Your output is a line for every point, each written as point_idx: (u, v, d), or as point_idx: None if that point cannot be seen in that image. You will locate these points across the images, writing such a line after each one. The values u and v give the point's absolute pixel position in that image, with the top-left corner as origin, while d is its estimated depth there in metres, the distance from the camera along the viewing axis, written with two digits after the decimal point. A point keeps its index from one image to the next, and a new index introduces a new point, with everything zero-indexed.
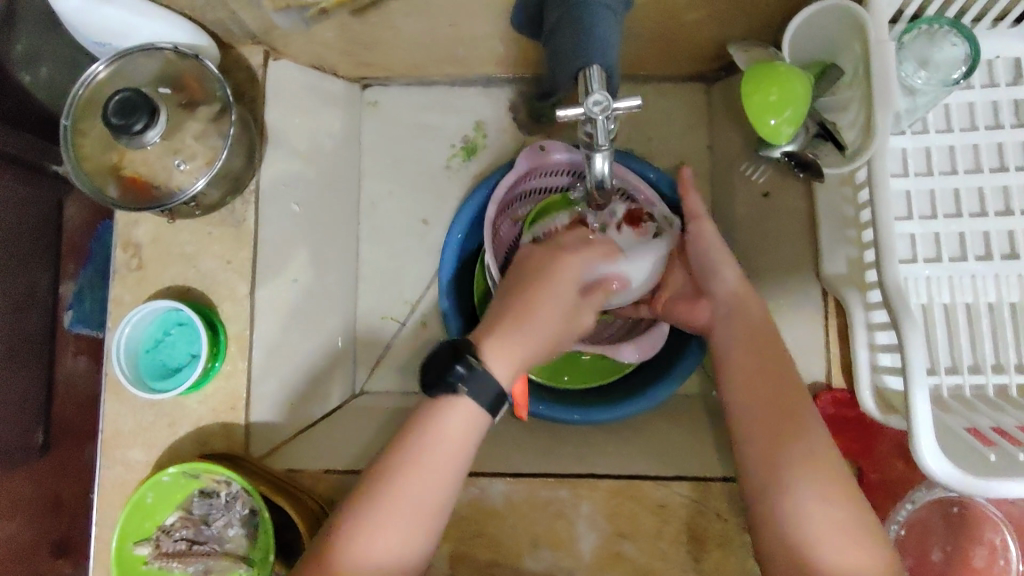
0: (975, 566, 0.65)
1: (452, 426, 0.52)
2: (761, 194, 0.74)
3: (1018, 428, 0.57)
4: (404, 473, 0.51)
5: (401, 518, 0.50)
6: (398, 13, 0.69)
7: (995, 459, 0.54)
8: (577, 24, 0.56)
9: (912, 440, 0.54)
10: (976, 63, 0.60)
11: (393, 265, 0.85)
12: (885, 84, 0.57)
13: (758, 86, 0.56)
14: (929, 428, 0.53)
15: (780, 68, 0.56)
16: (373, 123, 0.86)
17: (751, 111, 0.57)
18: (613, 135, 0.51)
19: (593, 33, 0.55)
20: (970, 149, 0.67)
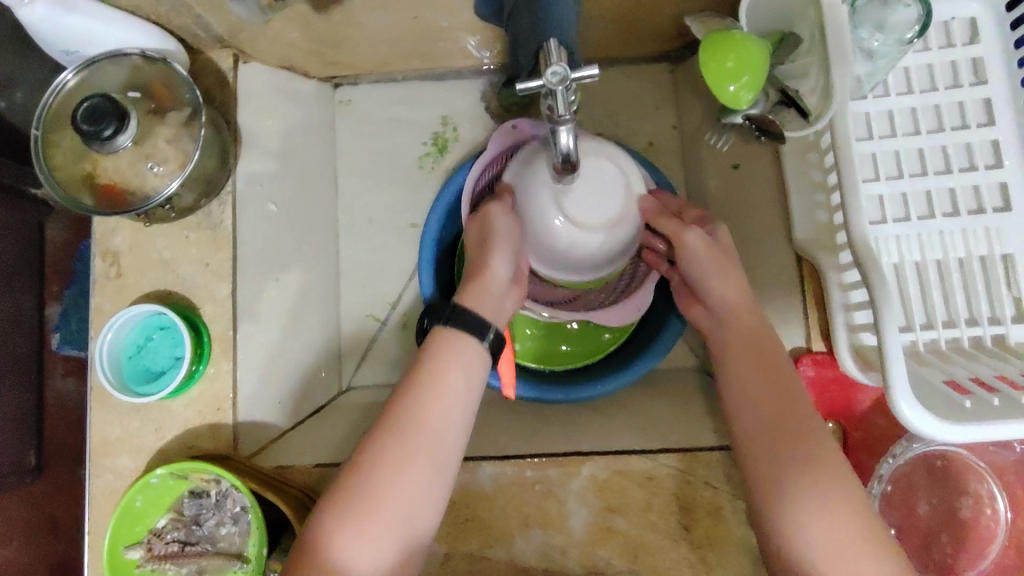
0: (967, 518, 0.65)
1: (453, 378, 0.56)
2: (731, 165, 0.75)
3: (996, 378, 0.58)
4: (421, 407, 0.54)
5: (412, 464, 0.53)
6: (362, 9, 0.69)
7: (969, 407, 0.55)
8: (533, 9, 0.57)
9: (887, 394, 0.54)
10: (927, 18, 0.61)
11: (374, 262, 0.86)
12: (840, 48, 0.57)
13: (715, 54, 0.56)
14: (904, 379, 0.53)
15: (735, 36, 0.56)
16: (345, 122, 0.87)
17: (710, 81, 0.57)
18: (574, 106, 0.52)
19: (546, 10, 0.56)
20: (932, 110, 0.68)
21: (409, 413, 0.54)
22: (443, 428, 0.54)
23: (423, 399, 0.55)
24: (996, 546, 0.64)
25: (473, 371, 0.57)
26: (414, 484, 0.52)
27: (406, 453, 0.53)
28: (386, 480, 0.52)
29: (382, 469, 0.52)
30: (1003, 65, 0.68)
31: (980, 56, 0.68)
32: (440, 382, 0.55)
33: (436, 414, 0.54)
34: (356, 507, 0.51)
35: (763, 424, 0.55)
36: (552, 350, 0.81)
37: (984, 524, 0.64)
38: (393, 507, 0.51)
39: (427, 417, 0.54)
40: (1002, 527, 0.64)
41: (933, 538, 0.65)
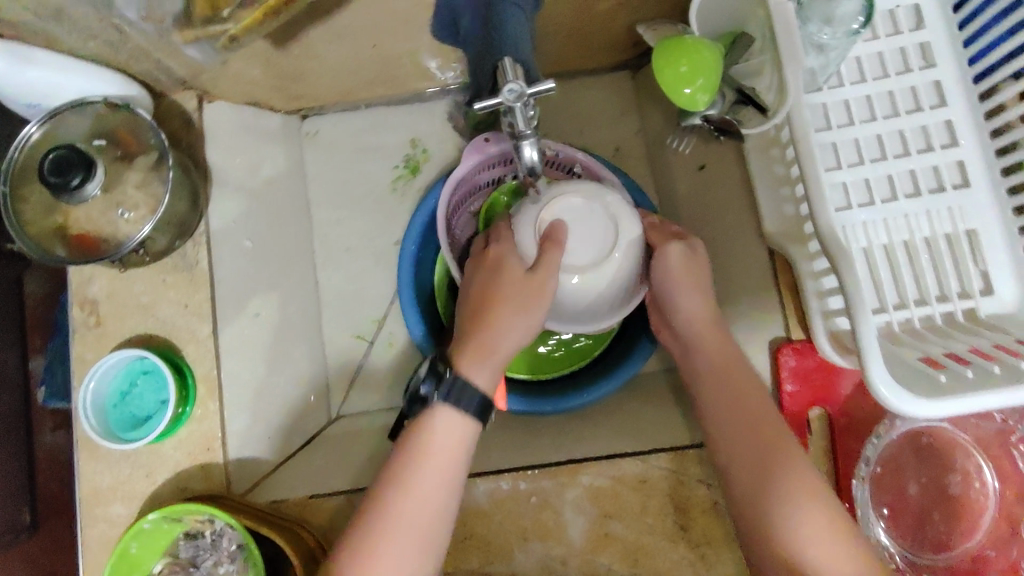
0: (958, 495, 0.66)
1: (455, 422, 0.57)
2: (697, 167, 0.77)
3: (969, 351, 0.59)
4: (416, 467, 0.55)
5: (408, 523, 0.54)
6: (320, 41, 0.70)
7: (944, 381, 0.56)
8: (490, 28, 0.57)
9: (864, 373, 0.55)
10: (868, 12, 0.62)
11: (353, 290, 0.85)
12: (790, 43, 0.58)
13: (669, 59, 0.57)
14: (878, 357, 0.54)
15: (688, 40, 0.57)
16: (315, 153, 0.87)
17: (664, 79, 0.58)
18: (534, 121, 0.53)
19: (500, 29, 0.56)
20: (886, 96, 0.70)
21: (407, 475, 0.55)
22: (436, 488, 0.55)
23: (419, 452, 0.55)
24: (989, 517, 0.65)
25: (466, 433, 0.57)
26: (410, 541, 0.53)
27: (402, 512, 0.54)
28: (386, 536, 0.53)
29: (383, 521, 0.53)
30: (950, 47, 0.69)
31: (927, 40, 0.70)
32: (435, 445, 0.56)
33: (431, 473, 0.55)
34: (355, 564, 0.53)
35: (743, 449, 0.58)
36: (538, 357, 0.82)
37: (975, 498, 0.65)
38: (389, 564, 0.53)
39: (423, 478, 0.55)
40: (993, 499, 0.65)
41: (927, 517, 0.66)
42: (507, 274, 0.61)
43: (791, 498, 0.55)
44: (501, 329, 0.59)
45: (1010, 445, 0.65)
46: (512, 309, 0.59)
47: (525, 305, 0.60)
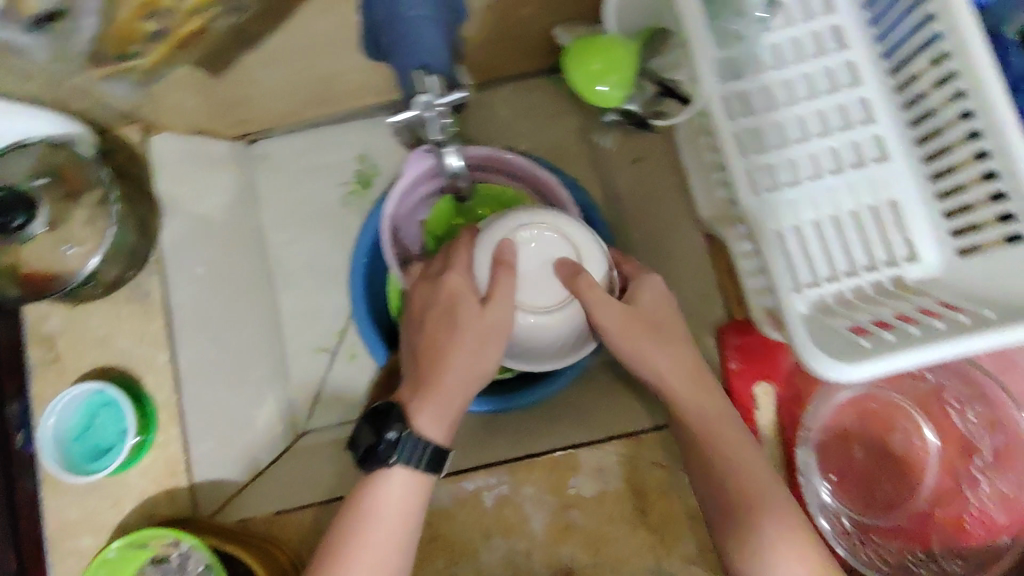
0: (900, 456, 0.68)
1: (399, 484, 0.58)
2: (632, 160, 0.82)
3: (895, 317, 0.62)
4: (365, 523, 0.57)
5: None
6: (255, 66, 0.72)
7: (869, 346, 0.58)
8: (406, 39, 0.59)
9: (795, 348, 0.58)
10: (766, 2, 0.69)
11: (312, 310, 0.85)
12: (699, 35, 0.61)
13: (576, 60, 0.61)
14: (805, 337, 0.58)
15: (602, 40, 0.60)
16: (265, 175, 0.88)
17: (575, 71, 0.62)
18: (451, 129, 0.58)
19: (415, 44, 0.58)
20: (805, 80, 0.72)
21: (357, 530, 0.57)
22: (386, 544, 0.57)
23: (368, 508, 0.57)
24: (931, 475, 0.67)
25: (416, 487, 0.59)
26: None
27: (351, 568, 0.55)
28: None
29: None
30: (861, 28, 0.71)
31: (838, 24, 0.72)
32: (383, 501, 0.58)
33: (380, 527, 0.57)
34: None
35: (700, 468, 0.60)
36: None
37: (918, 458, 0.67)
38: None
39: (372, 534, 0.57)
40: (934, 458, 0.67)
41: (873, 479, 0.68)
42: (463, 309, 0.61)
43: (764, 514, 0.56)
44: (449, 371, 0.59)
45: (947, 399, 0.67)
46: (466, 349, 0.59)
47: (480, 348, 0.60)
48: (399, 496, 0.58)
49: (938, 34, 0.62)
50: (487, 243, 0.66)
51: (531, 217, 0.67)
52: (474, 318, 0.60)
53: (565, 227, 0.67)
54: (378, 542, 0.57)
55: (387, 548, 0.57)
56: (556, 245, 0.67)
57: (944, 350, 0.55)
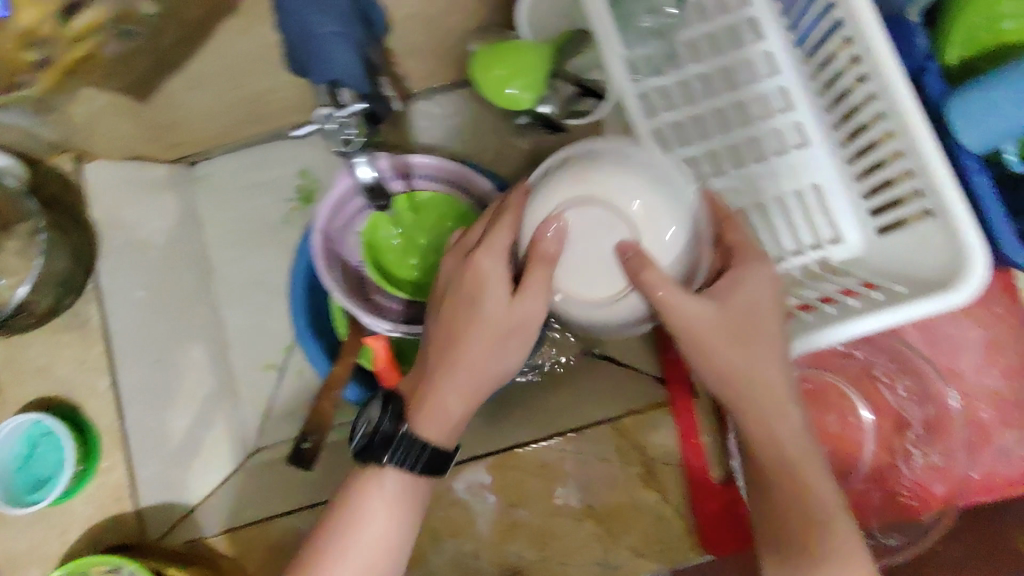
0: (837, 433, 0.69)
1: (377, 509, 0.56)
2: (570, 159, 0.85)
3: (838, 291, 0.66)
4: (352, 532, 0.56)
5: None
6: (182, 90, 0.72)
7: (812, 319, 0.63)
8: (308, 44, 0.57)
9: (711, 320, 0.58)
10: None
11: (259, 325, 0.85)
12: (607, 35, 0.62)
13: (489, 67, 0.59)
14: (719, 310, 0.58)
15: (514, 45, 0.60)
16: (206, 195, 0.88)
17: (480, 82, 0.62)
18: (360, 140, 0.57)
19: (318, 49, 0.57)
20: (725, 71, 0.72)
21: (344, 538, 0.56)
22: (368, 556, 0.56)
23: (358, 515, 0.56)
24: (867, 449, 0.70)
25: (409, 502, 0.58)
26: None
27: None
28: None
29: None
30: (777, 18, 0.72)
31: (756, 14, 0.72)
32: (374, 511, 0.56)
33: (368, 537, 0.56)
34: None
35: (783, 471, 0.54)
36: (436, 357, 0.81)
37: (854, 433, 0.70)
38: None
39: (359, 544, 0.56)
40: (869, 432, 0.70)
41: None
42: (486, 301, 0.54)
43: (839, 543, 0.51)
44: (464, 366, 0.54)
45: (878, 377, 0.70)
46: (480, 347, 0.54)
47: (500, 343, 0.54)
48: (381, 518, 0.56)
49: (842, 17, 0.62)
50: (530, 214, 0.56)
51: (571, 186, 0.56)
52: (501, 310, 0.54)
53: (617, 192, 0.55)
54: (362, 553, 0.56)
55: (365, 558, 0.56)
56: (606, 223, 0.55)
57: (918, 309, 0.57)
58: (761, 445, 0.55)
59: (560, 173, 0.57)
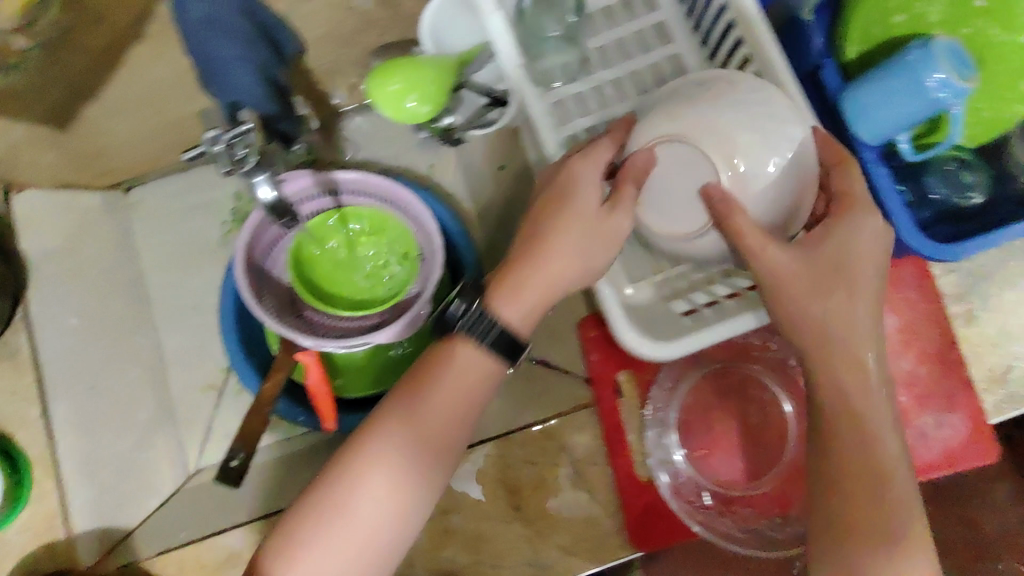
0: (756, 423, 0.71)
1: (410, 425, 0.55)
2: (498, 167, 0.85)
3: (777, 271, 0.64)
4: (403, 424, 0.55)
5: (373, 483, 0.53)
6: (103, 117, 0.73)
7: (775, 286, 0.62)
8: (212, 74, 0.58)
9: (614, 328, 0.59)
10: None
11: (199, 343, 0.86)
12: (504, 46, 0.63)
13: (382, 78, 0.59)
14: (618, 316, 0.58)
15: (400, 62, 0.60)
16: (140, 221, 0.89)
17: (386, 108, 0.60)
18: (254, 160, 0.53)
19: (219, 75, 0.58)
20: (635, 76, 0.73)
21: (400, 423, 0.55)
22: (417, 448, 0.55)
23: (409, 407, 0.55)
24: (792, 440, 0.70)
25: (474, 398, 0.56)
26: (375, 501, 0.53)
27: (375, 465, 0.54)
28: (351, 490, 0.53)
29: (355, 472, 0.54)
30: (683, 24, 0.73)
31: (662, 20, 0.73)
32: (427, 401, 0.55)
33: (425, 426, 0.55)
34: (314, 519, 0.53)
35: (855, 430, 0.52)
36: (376, 370, 0.81)
37: (776, 424, 0.71)
38: (347, 522, 0.53)
39: (415, 430, 0.55)
40: (791, 424, 0.70)
41: (735, 447, 0.70)
42: (580, 197, 0.54)
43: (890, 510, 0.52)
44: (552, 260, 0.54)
45: (795, 373, 0.70)
46: (577, 243, 0.54)
47: (585, 244, 0.54)
48: (415, 433, 0.55)
49: (734, 22, 0.64)
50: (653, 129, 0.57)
51: (662, 121, 0.57)
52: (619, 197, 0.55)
53: (708, 133, 0.56)
54: (412, 444, 0.55)
55: (417, 449, 0.55)
56: (694, 162, 0.56)
57: (713, 336, 0.58)
58: (829, 392, 0.53)
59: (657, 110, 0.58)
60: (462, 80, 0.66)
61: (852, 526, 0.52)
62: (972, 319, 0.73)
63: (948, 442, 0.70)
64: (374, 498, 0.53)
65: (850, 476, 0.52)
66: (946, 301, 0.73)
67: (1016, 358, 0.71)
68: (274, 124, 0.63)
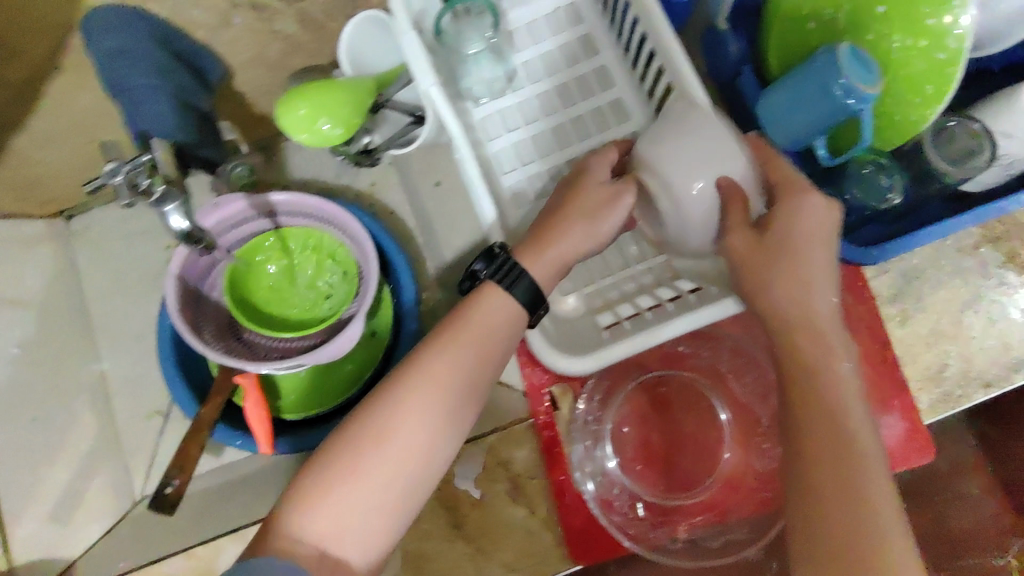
0: (693, 432, 0.71)
1: (446, 357, 0.55)
2: (434, 183, 0.86)
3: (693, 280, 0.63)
4: (437, 362, 0.55)
5: (409, 418, 0.53)
6: (33, 148, 0.73)
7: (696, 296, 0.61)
8: (124, 100, 0.59)
9: (542, 357, 0.61)
10: (494, 10, 0.68)
11: (138, 371, 0.86)
12: (420, 66, 0.63)
13: (288, 104, 0.60)
14: (541, 348, 0.60)
15: (313, 86, 0.61)
16: (85, 249, 0.89)
17: (297, 133, 0.60)
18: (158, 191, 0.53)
19: (131, 103, 0.59)
20: (563, 89, 0.74)
21: (433, 359, 0.55)
22: (453, 384, 0.55)
23: (444, 347, 0.55)
24: (728, 448, 0.70)
25: (504, 339, 0.57)
26: (413, 435, 0.53)
27: (416, 398, 0.53)
28: (390, 423, 0.52)
29: (391, 407, 0.53)
30: (610, 35, 0.73)
31: (588, 32, 0.74)
32: (461, 339, 0.56)
33: (458, 365, 0.55)
34: (350, 454, 0.51)
35: (827, 409, 0.50)
36: (319, 390, 0.80)
37: (712, 432, 0.71)
38: (386, 455, 0.52)
39: (449, 368, 0.55)
40: (726, 431, 0.71)
41: (673, 458, 0.70)
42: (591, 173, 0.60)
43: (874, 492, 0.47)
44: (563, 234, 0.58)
45: (727, 374, 0.71)
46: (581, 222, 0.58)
47: (596, 214, 0.58)
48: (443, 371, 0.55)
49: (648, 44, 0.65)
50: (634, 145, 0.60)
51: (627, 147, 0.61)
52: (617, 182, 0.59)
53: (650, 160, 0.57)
54: (450, 380, 0.55)
55: (454, 385, 0.55)
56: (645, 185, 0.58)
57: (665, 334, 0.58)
58: (798, 385, 0.51)
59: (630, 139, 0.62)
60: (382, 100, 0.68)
61: (829, 513, 0.47)
62: (907, 319, 0.73)
63: (885, 444, 0.70)
64: (413, 432, 0.53)
65: (825, 466, 0.48)
66: (879, 302, 0.73)
67: (951, 357, 0.71)
68: (190, 150, 0.64)
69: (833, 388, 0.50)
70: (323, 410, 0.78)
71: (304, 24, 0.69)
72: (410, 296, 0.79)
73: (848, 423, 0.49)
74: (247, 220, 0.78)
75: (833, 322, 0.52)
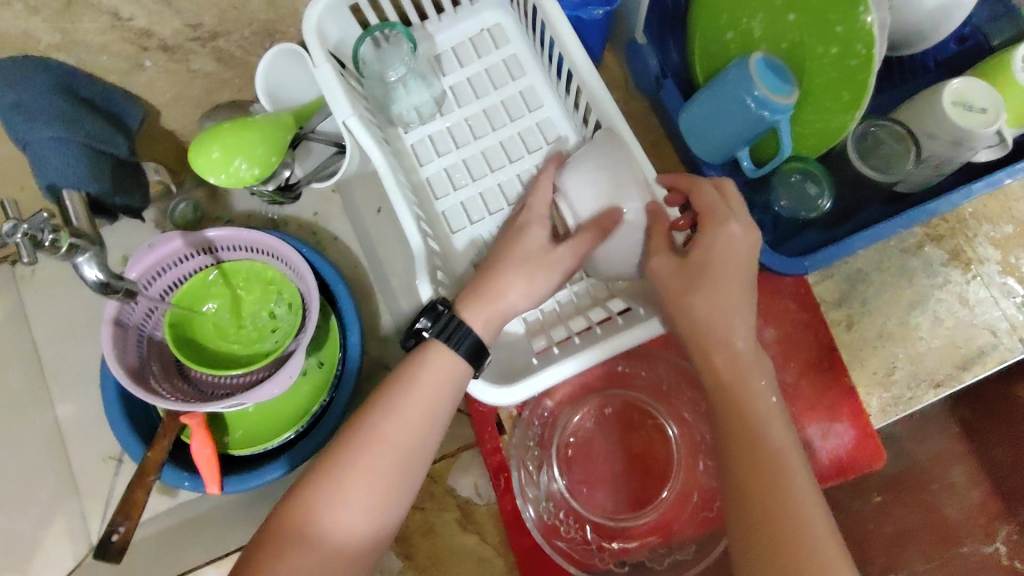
0: (643, 451, 0.70)
1: (402, 413, 0.52)
2: (376, 210, 0.83)
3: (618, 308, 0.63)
4: (389, 420, 0.52)
5: (361, 488, 0.50)
6: None
7: (620, 321, 0.61)
8: (29, 152, 0.59)
9: (490, 394, 0.57)
10: (412, 36, 0.66)
11: (93, 414, 0.86)
12: (335, 97, 0.62)
13: (200, 149, 0.59)
14: (486, 388, 0.57)
15: (226, 129, 0.60)
16: (32, 292, 0.88)
17: (212, 175, 0.59)
18: (64, 247, 0.52)
19: (37, 155, 0.58)
20: (492, 111, 0.73)
21: (384, 418, 0.52)
22: (405, 448, 0.52)
23: (394, 406, 0.52)
24: (677, 466, 0.69)
25: (456, 392, 0.54)
26: (362, 508, 0.50)
27: (364, 466, 0.50)
28: (338, 494, 0.50)
29: (339, 476, 0.50)
30: (534, 54, 0.73)
31: (515, 52, 0.73)
32: (412, 397, 0.52)
33: (408, 427, 0.52)
34: (296, 529, 0.49)
35: (757, 423, 0.48)
36: (268, 425, 0.80)
37: (661, 450, 0.70)
38: (332, 532, 0.49)
39: (399, 429, 0.52)
40: (676, 449, 0.69)
41: (623, 479, 0.69)
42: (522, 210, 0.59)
43: (810, 512, 0.45)
44: (500, 267, 0.56)
45: (671, 392, 0.70)
46: (513, 252, 0.56)
47: (527, 245, 0.56)
48: (435, 385, 0.53)
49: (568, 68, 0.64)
50: (578, 171, 0.58)
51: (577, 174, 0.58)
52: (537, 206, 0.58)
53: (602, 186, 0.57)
54: (402, 444, 0.51)
55: (407, 447, 0.52)
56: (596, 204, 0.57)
57: (610, 348, 0.57)
58: (721, 406, 0.50)
59: (574, 164, 0.59)
60: (303, 133, 0.69)
61: (773, 541, 0.44)
62: (853, 324, 0.71)
63: (834, 452, 0.69)
64: (361, 503, 0.50)
65: (747, 488, 0.47)
66: (823, 309, 0.72)
67: (898, 360, 0.69)
68: (108, 200, 0.65)
69: (752, 405, 0.49)
70: (272, 445, 0.78)
71: (223, 61, 0.68)
72: (353, 325, 0.78)
73: (779, 442, 0.48)
74: (188, 257, 0.77)
75: (747, 340, 0.51)
